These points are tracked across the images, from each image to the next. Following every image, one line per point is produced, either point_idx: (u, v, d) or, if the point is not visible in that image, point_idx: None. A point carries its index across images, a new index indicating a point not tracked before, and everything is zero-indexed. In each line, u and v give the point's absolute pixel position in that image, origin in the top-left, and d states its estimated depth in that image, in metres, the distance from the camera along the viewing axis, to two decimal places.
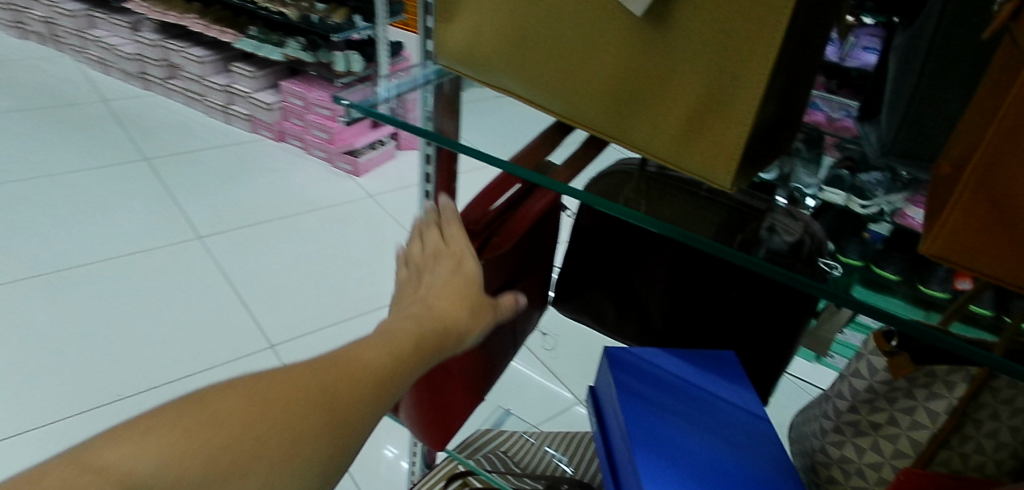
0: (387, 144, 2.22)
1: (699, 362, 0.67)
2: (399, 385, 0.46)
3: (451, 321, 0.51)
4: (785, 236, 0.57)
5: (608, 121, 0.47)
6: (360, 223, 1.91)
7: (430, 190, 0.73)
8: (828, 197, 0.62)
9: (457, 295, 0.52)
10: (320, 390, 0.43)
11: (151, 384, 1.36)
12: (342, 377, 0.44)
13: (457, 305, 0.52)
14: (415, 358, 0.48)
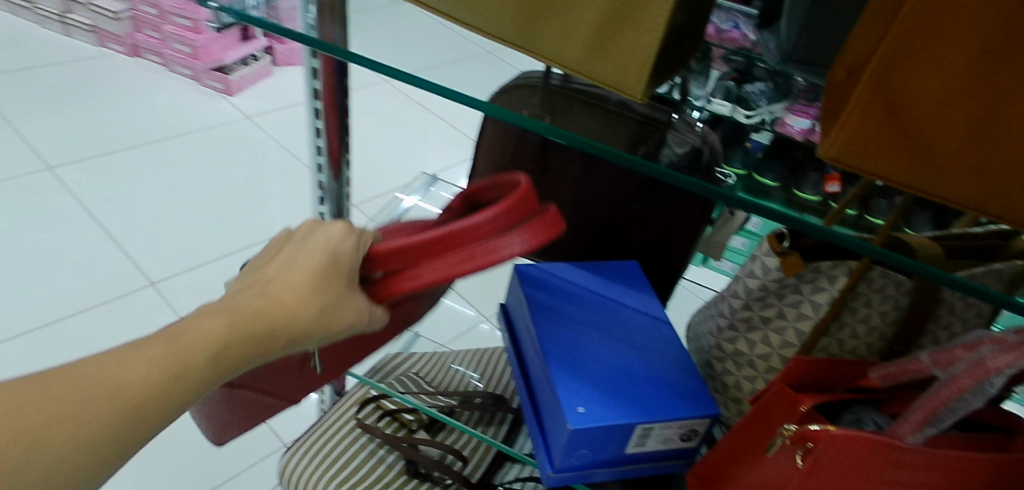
0: (261, 59, 2.03)
1: (603, 271, 0.68)
2: (180, 401, 0.40)
3: (283, 318, 0.44)
4: (677, 148, 0.57)
5: (512, 29, 0.44)
6: (239, 147, 1.77)
7: (321, 107, 0.67)
8: (716, 109, 0.64)
9: (311, 287, 0.46)
10: (80, 405, 0.37)
11: (11, 335, 1.21)
12: (114, 389, 0.38)
13: (306, 299, 0.45)
14: (216, 369, 0.42)
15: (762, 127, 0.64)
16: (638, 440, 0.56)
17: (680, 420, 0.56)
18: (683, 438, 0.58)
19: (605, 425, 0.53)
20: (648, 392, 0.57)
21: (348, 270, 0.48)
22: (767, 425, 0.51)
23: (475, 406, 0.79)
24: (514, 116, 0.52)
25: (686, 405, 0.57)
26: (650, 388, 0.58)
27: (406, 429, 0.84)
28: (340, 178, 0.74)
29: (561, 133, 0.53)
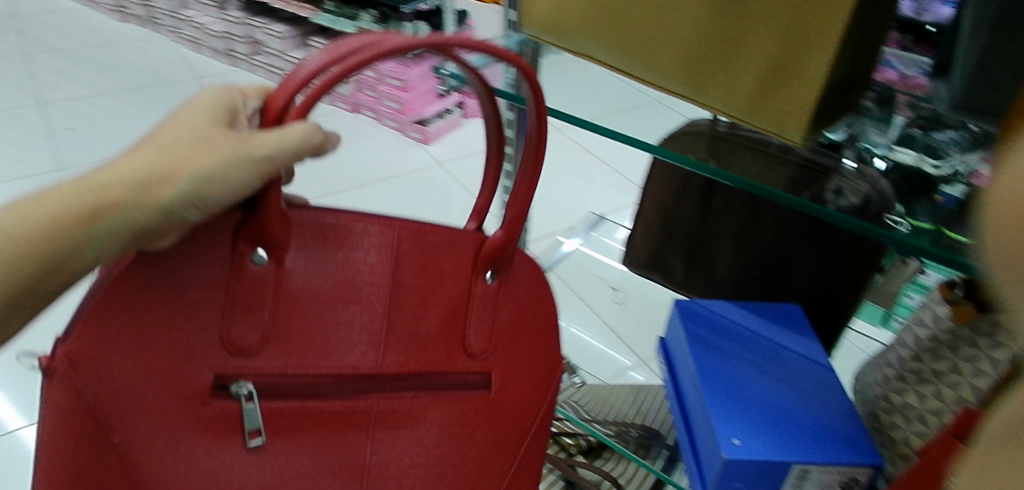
0: (453, 113, 2.29)
1: (764, 313, 0.70)
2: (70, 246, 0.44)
3: (135, 173, 0.43)
4: (850, 197, 0.57)
5: (684, 81, 0.50)
6: (433, 190, 1.98)
7: (512, 153, 0.78)
8: (899, 157, 0.62)
9: (172, 144, 0.44)
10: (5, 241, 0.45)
11: None
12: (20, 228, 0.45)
13: (162, 153, 0.44)
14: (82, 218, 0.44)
15: (954, 179, 0.57)
16: (794, 481, 0.57)
17: (841, 465, 0.55)
18: (843, 486, 0.57)
19: (761, 459, 0.55)
20: (805, 434, 0.58)
21: (219, 132, 0.44)
22: (934, 478, 0.49)
23: (630, 440, 0.83)
24: (677, 158, 0.57)
25: (849, 451, 0.56)
26: (808, 430, 0.58)
27: (566, 452, 0.91)
28: None
29: (721, 175, 0.57)
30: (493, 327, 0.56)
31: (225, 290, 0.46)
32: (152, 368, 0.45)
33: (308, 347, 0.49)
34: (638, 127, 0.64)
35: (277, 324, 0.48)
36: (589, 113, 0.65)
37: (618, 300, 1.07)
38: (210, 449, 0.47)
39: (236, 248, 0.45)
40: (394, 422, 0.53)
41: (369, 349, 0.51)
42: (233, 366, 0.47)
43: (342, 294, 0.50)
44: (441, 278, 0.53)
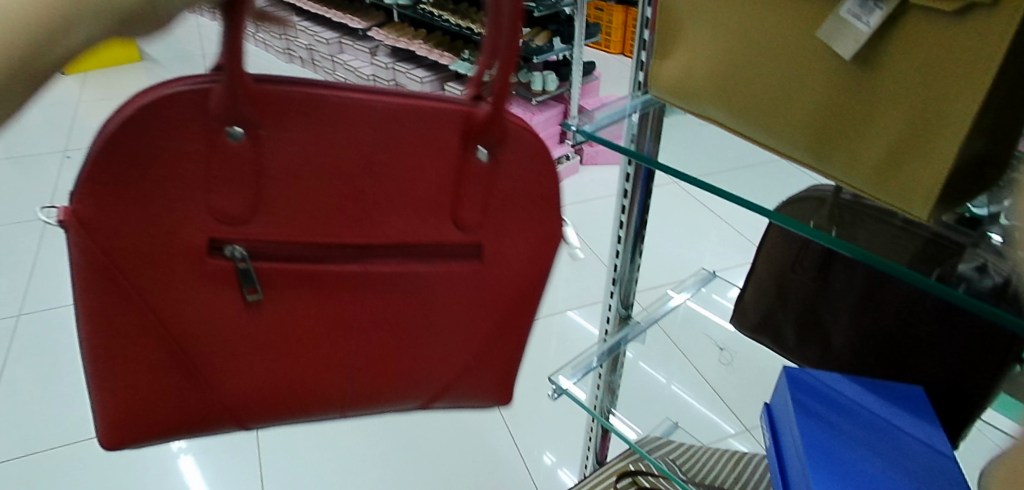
0: (572, 159, 2.35)
1: (880, 390, 0.67)
2: None
3: None
4: (986, 279, 0.54)
5: (805, 147, 0.51)
6: None
7: (626, 204, 0.81)
8: None
9: None
10: None
11: None
12: None
13: None
14: None
15: None
16: None
17: None
18: None
19: None
20: None
21: None
22: None
23: None
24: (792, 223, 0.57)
25: None
26: None
27: None
28: (631, 263, 0.86)
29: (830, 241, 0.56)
30: (488, 203, 0.55)
31: (204, 162, 0.45)
32: (152, 229, 0.48)
33: (296, 212, 0.50)
34: (757, 189, 0.65)
35: (263, 195, 0.48)
36: (709, 172, 0.66)
37: (724, 359, 1.07)
38: (215, 303, 0.53)
39: (208, 125, 0.44)
40: (385, 282, 0.56)
41: (360, 220, 0.52)
42: (225, 233, 0.49)
43: (325, 166, 0.48)
44: (430, 154, 0.51)
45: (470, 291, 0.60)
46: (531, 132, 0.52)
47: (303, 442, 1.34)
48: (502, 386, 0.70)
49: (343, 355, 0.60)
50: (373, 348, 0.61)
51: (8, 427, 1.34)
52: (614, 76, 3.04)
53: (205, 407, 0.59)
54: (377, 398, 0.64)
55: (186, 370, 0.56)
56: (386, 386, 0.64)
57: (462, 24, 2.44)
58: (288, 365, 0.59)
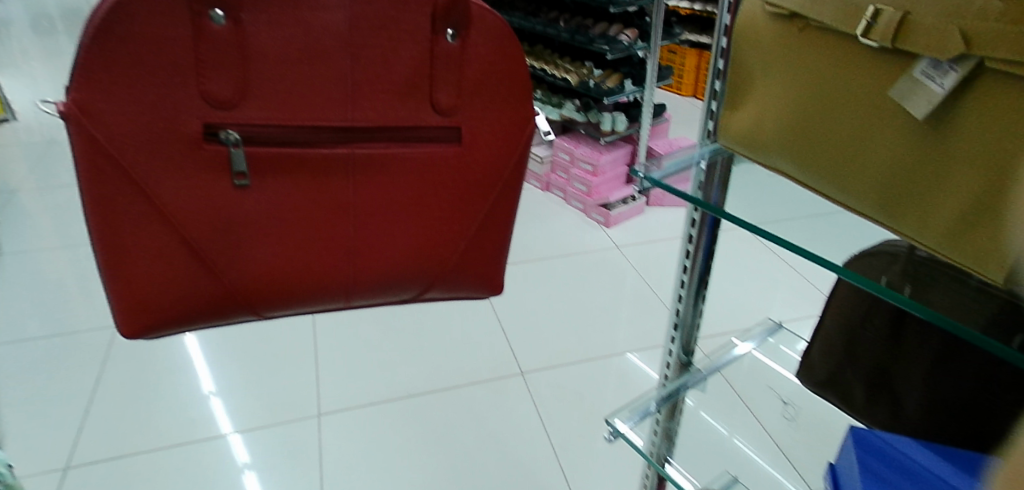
0: (638, 199, 2.36)
1: (958, 460, 0.63)
2: None
3: None
4: None
5: (876, 205, 0.51)
6: (610, 271, 2.02)
7: (690, 249, 0.81)
8: None
9: None
10: None
11: (430, 389, 1.56)
12: None
13: None
14: None
15: None
16: None
17: None
18: None
19: None
20: None
21: None
22: None
23: None
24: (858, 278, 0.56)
25: None
26: None
27: None
28: (694, 308, 0.86)
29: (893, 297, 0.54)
30: (456, 87, 0.58)
31: (194, 48, 0.50)
32: (149, 112, 0.51)
33: (278, 94, 0.53)
34: (829, 244, 0.64)
35: (250, 77, 0.52)
36: (778, 224, 0.66)
37: (788, 414, 1.05)
38: (213, 185, 0.56)
39: (195, 10, 0.49)
40: (364, 170, 0.59)
41: (340, 102, 0.55)
42: (221, 117, 0.53)
43: (300, 49, 0.52)
44: (398, 36, 0.55)
45: (453, 178, 0.62)
46: (492, 13, 0.56)
47: (360, 467, 1.37)
48: (490, 271, 0.71)
49: (336, 236, 0.61)
50: (366, 231, 0.62)
51: (94, 431, 1.44)
52: (684, 118, 3.03)
53: (213, 291, 0.61)
54: (375, 280, 0.65)
55: (194, 269, 0.59)
56: (384, 271, 0.65)
57: (535, 64, 2.51)
58: (290, 246, 0.60)
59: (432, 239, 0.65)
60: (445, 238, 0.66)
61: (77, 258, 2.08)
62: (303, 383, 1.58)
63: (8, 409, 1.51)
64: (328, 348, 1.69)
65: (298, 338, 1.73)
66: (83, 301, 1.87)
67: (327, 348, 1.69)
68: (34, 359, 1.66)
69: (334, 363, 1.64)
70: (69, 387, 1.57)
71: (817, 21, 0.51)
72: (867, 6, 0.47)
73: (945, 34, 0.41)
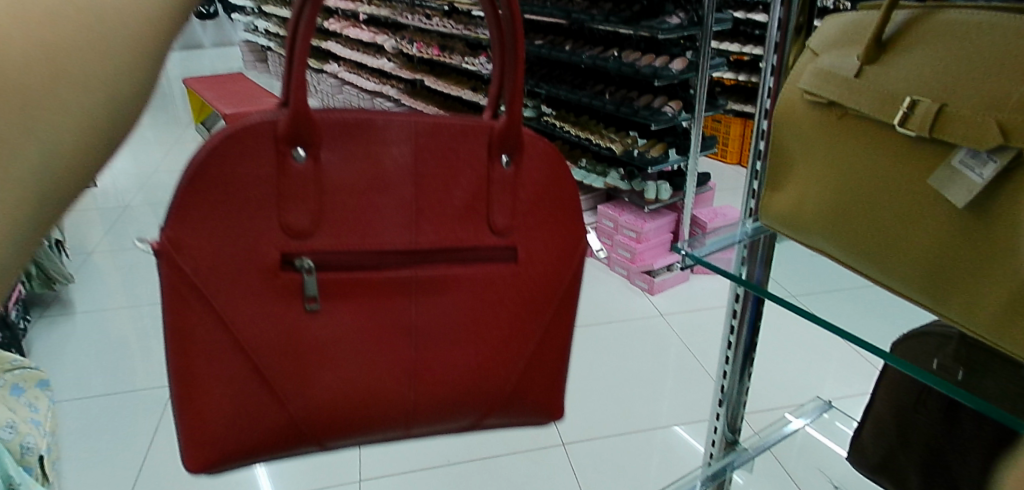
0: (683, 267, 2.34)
1: None
2: None
3: None
4: None
5: (920, 289, 0.51)
6: (653, 340, 2.00)
7: (734, 324, 0.80)
8: None
9: None
10: None
11: (471, 457, 1.56)
12: None
13: None
14: None
15: None
16: None
17: None
18: None
19: None
20: None
21: None
22: None
23: None
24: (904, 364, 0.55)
25: None
26: None
27: None
28: (739, 382, 0.85)
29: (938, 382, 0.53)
30: (518, 205, 0.57)
31: (274, 184, 0.49)
32: (229, 244, 0.50)
33: (352, 223, 0.52)
34: (876, 327, 0.63)
35: (325, 208, 0.51)
36: (820, 305, 0.66)
37: None
38: (284, 314, 0.53)
39: (277, 149, 0.49)
40: (433, 294, 0.57)
41: (408, 226, 0.54)
42: (295, 247, 0.52)
43: (373, 180, 0.52)
44: (461, 165, 0.54)
45: (525, 298, 0.60)
46: (543, 138, 0.56)
47: None
48: (555, 395, 0.66)
49: (404, 363, 0.58)
50: (433, 358, 0.59)
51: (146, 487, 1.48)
52: (730, 186, 3.04)
53: (282, 423, 0.57)
54: (444, 410, 0.61)
55: (268, 404, 0.56)
56: (452, 399, 0.61)
57: (581, 135, 2.58)
58: (360, 374, 0.57)
59: (507, 367, 0.62)
60: (513, 363, 0.62)
61: (141, 316, 2.19)
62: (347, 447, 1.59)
63: (68, 462, 1.57)
64: None
65: None
66: (144, 358, 1.96)
67: None
68: (95, 414, 1.73)
69: None
70: (126, 442, 1.62)
71: (854, 109, 0.53)
72: (904, 96, 0.48)
73: (982, 124, 0.43)
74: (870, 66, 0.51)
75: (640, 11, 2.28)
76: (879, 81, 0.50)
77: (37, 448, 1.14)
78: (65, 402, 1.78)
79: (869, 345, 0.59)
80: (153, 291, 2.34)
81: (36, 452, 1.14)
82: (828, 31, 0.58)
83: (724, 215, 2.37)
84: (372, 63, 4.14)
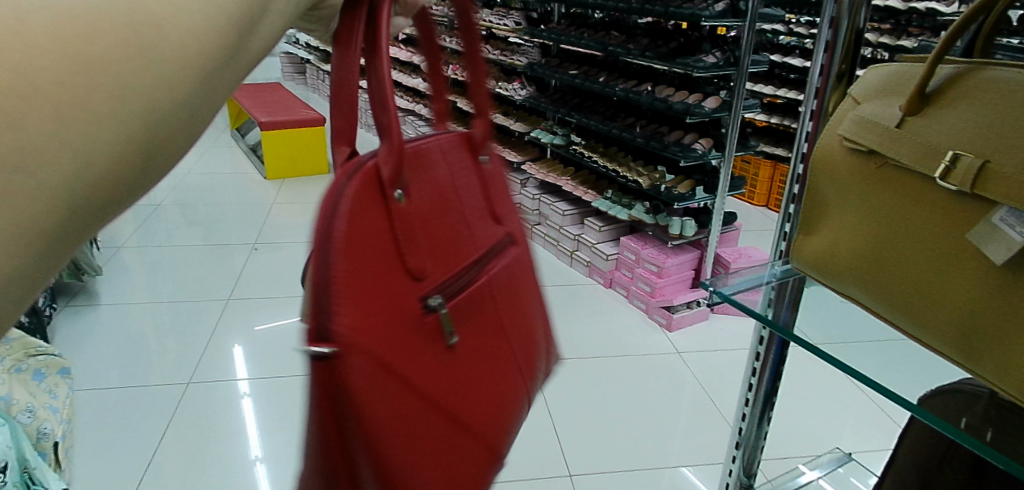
0: (703, 304, 2.32)
1: None
2: None
3: None
4: None
5: (951, 345, 0.50)
6: (667, 376, 1.98)
7: (757, 366, 0.80)
8: None
9: None
10: None
11: None
12: None
13: None
14: None
15: None
16: None
17: None
18: None
19: None
20: None
21: None
22: None
23: None
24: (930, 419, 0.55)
25: None
26: None
27: None
28: (757, 427, 0.83)
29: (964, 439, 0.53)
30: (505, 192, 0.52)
31: (394, 233, 0.36)
32: (395, 334, 0.36)
33: (444, 250, 0.42)
34: (902, 381, 0.62)
35: (431, 239, 0.40)
36: (848, 356, 0.65)
37: None
38: (446, 368, 0.40)
39: (383, 193, 0.36)
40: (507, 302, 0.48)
41: (473, 245, 0.45)
42: (429, 294, 0.39)
43: (443, 199, 0.42)
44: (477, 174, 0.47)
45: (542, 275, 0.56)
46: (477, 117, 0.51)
47: None
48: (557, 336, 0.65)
49: (519, 362, 0.50)
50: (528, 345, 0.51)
51: (152, 484, 1.49)
52: (755, 227, 3.02)
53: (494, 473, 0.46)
54: (542, 375, 0.56)
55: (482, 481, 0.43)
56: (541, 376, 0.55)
57: (608, 165, 2.59)
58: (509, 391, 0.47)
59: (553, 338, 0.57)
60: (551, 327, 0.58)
61: (162, 312, 2.23)
62: None
63: (78, 452, 1.59)
64: None
65: None
66: (162, 354, 1.99)
67: None
68: (110, 405, 1.75)
69: None
70: (136, 436, 1.64)
71: (894, 159, 0.53)
72: (946, 150, 0.49)
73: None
74: (912, 117, 0.51)
75: (677, 49, 2.30)
76: (921, 134, 0.50)
77: (51, 435, 1.17)
78: (82, 390, 1.82)
79: (894, 397, 0.59)
80: (177, 289, 2.39)
81: (50, 438, 1.16)
82: (871, 80, 0.58)
83: (748, 255, 2.35)
84: (408, 83, 4.22)
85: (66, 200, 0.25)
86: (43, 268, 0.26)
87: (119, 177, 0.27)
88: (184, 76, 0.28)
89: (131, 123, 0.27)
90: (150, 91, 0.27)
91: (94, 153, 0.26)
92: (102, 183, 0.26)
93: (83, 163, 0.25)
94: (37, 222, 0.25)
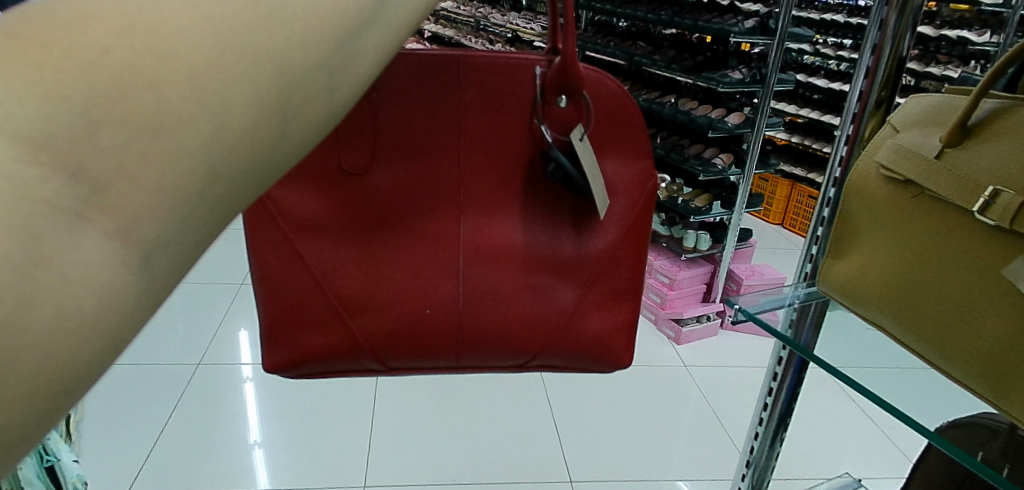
0: (713, 319, 2.31)
1: None
2: None
3: None
4: None
5: (981, 380, 0.50)
6: (674, 388, 1.98)
7: (773, 387, 0.80)
8: None
9: None
10: None
11: (481, 481, 1.55)
12: None
13: None
14: None
15: None
16: None
17: None
18: None
19: None
20: None
21: None
22: None
23: None
24: (954, 451, 0.54)
25: None
26: None
27: None
28: (769, 448, 0.84)
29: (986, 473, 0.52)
30: None
31: None
32: None
33: None
34: (925, 405, 0.62)
35: None
36: (873, 378, 0.65)
37: None
38: None
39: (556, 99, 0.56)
40: None
41: None
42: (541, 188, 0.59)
43: None
44: None
45: None
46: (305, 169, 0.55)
47: None
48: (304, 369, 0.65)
49: None
50: None
51: (153, 466, 1.49)
52: (770, 245, 3.01)
53: None
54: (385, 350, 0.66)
55: None
56: None
57: None
58: None
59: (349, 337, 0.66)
60: None
61: (172, 294, 2.24)
62: (358, 452, 1.59)
63: (86, 427, 1.60)
64: (387, 420, 1.72)
65: (359, 405, 1.77)
66: (170, 337, 2.00)
67: (385, 420, 1.72)
68: (120, 381, 1.77)
69: (391, 437, 1.66)
70: (143, 417, 1.65)
71: (932, 190, 0.53)
72: (984, 185, 0.49)
73: None
74: (951, 149, 0.52)
75: (703, 63, 2.30)
76: (960, 167, 0.51)
77: None
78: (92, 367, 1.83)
79: (919, 426, 0.58)
80: (189, 272, 2.41)
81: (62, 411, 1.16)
82: (913, 110, 0.58)
83: (761, 273, 2.35)
84: None
85: (203, 161, 0.27)
86: (191, 227, 0.28)
87: (230, 175, 0.29)
88: (303, 50, 0.29)
89: (257, 91, 0.28)
90: (274, 63, 0.28)
91: (213, 145, 0.27)
92: (237, 145, 0.28)
93: (218, 126, 0.27)
94: (181, 180, 0.27)
